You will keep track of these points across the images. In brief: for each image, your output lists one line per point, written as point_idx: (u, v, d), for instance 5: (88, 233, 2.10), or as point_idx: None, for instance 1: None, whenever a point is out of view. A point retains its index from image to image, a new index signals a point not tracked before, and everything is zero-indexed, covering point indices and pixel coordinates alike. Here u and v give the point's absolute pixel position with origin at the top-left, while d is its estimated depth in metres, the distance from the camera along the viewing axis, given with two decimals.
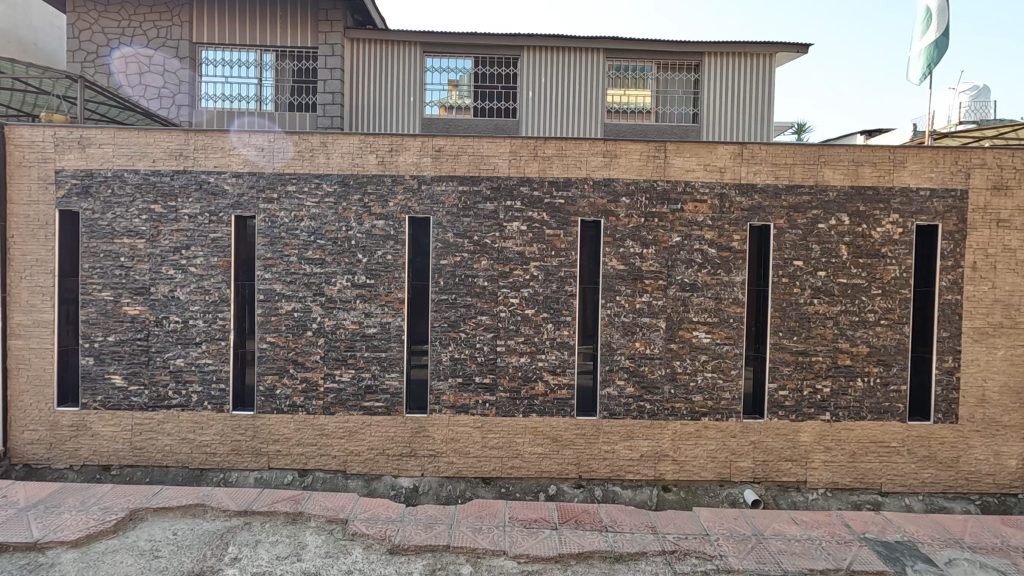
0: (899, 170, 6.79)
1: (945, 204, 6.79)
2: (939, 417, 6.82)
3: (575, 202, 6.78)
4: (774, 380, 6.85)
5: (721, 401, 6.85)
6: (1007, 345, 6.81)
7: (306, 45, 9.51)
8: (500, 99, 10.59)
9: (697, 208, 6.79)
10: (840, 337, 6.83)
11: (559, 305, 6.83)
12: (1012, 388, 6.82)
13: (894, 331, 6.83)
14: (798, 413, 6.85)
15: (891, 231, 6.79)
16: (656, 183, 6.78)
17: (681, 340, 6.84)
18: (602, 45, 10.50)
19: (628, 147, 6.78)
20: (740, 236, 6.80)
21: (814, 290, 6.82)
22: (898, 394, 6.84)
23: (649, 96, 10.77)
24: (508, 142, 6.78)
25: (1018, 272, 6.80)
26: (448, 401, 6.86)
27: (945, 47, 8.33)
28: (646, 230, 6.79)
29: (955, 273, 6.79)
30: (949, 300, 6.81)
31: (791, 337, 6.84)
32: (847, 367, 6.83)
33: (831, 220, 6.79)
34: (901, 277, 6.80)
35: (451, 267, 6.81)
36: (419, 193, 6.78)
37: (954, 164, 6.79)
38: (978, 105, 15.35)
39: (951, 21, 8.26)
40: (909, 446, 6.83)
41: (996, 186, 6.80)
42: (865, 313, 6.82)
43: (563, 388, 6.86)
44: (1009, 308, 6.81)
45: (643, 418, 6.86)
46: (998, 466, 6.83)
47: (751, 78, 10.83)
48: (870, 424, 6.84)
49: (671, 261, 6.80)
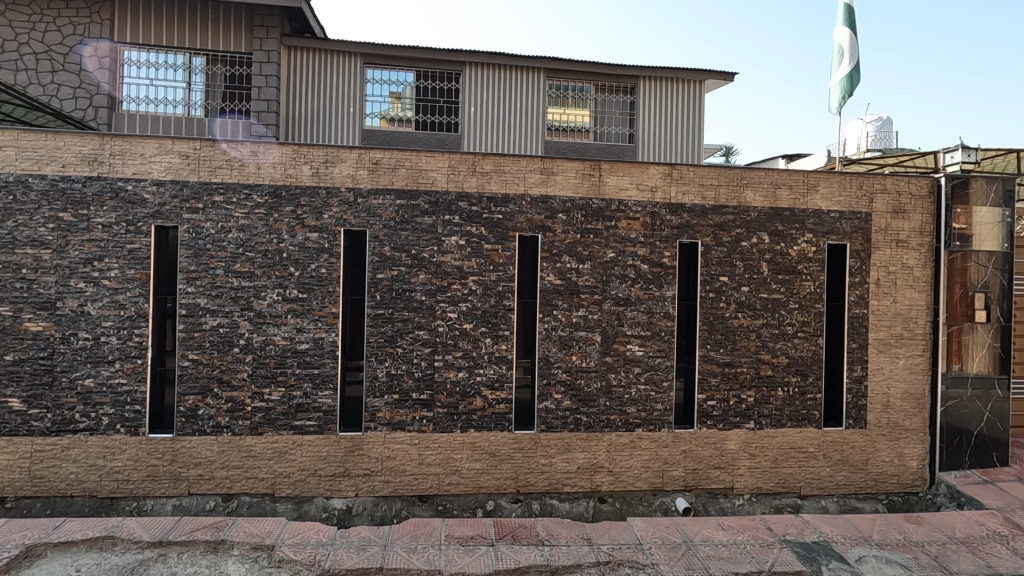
0: (812, 193, 7.32)
1: (852, 225, 7.37)
2: (850, 423, 7.32)
3: (513, 217, 6.87)
4: (703, 390, 7.14)
5: (654, 412, 7.06)
6: (907, 354, 7.43)
7: (239, 51, 9.19)
8: (443, 113, 10.63)
9: (631, 225, 7.04)
10: (762, 348, 7.22)
11: (497, 319, 6.86)
12: (912, 394, 7.43)
13: (810, 343, 7.30)
14: (725, 422, 7.16)
15: (806, 249, 7.29)
16: (591, 201, 6.97)
17: (616, 353, 7.02)
18: (543, 64, 10.75)
19: (564, 165, 6.94)
20: (670, 252, 7.09)
21: (738, 304, 7.20)
22: (814, 402, 7.29)
23: (587, 115, 11.13)
24: (446, 157, 6.79)
25: (915, 288, 7.46)
26: (384, 418, 6.71)
27: (857, 79, 9.11)
28: (582, 246, 6.96)
29: (861, 288, 7.36)
30: (858, 313, 7.36)
31: (718, 349, 7.17)
32: (769, 377, 7.23)
33: (753, 239, 7.21)
34: (815, 292, 7.30)
35: (388, 281, 6.71)
36: (355, 206, 6.66)
37: (860, 188, 7.39)
38: (883, 135, 16.81)
39: (860, 58, 9.12)
40: (825, 451, 7.29)
41: (895, 210, 7.45)
42: (785, 326, 7.26)
43: (501, 403, 6.86)
44: (909, 321, 7.44)
45: (579, 430, 6.96)
46: (902, 467, 7.39)
47: (682, 102, 11.41)
48: (790, 431, 7.25)
49: (606, 276, 7.00)
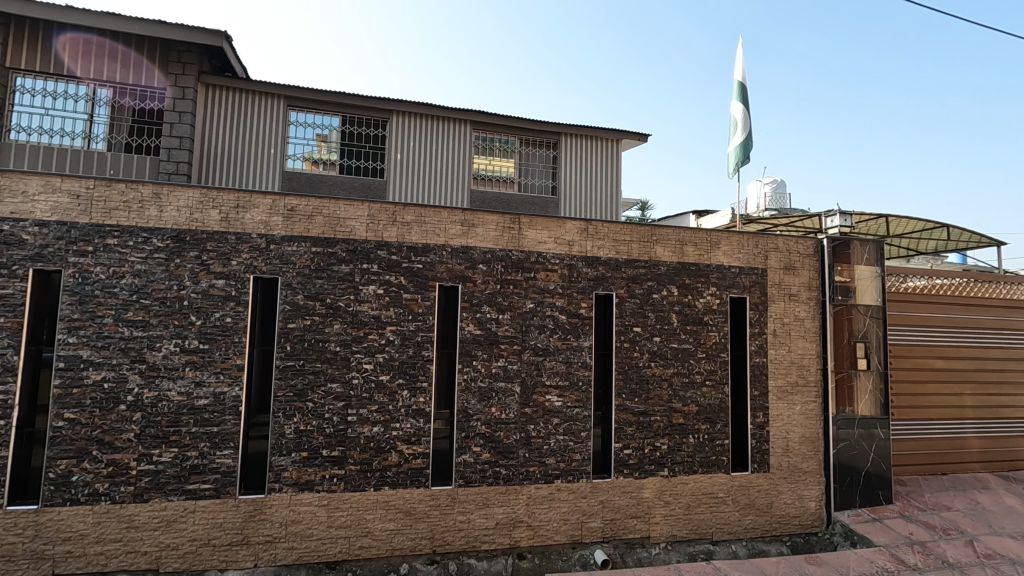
0: (715, 250, 7.88)
1: (750, 280, 7.97)
2: (755, 467, 7.70)
3: (433, 267, 6.86)
4: (619, 439, 7.28)
5: (572, 462, 7.09)
6: (802, 400, 7.99)
7: (151, 85, 8.78)
8: (369, 158, 10.61)
9: (549, 277, 7.23)
10: (674, 397, 7.51)
11: (416, 371, 6.71)
12: (808, 438, 7.96)
13: (717, 391, 7.69)
14: (641, 470, 7.30)
15: (711, 302, 7.78)
16: (511, 253, 7.12)
17: (535, 403, 7.04)
18: (469, 117, 11.07)
19: (485, 217, 7.07)
20: (587, 303, 7.32)
21: (651, 354, 7.49)
22: (722, 448, 7.62)
23: (512, 167, 11.52)
24: (366, 206, 6.72)
25: (807, 339, 8.12)
26: (291, 478, 6.27)
27: (750, 146, 10.07)
28: (502, 296, 7.04)
29: (760, 338, 7.91)
30: (758, 362, 7.87)
31: (632, 398, 7.38)
32: (681, 425, 7.50)
33: (663, 291, 7.61)
34: (720, 342, 7.76)
35: (300, 331, 6.43)
36: (267, 253, 6.40)
37: (756, 247, 8.05)
38: (779, 196, 18.57)
39: (752, 128, 10.13)
40: (733, 495, 7.58)
41: (786, 267, 8.16)
42: (694, 375, 7.61)
43: (418, 457, 6.63)
44: (802, 369, 8.04)
45: (498, 484, 6.83)
46: (802, 508, 7.81)
47: (601, 159, 12.08)
48: (701, 477, 7.50)
49: (525, 326, 7.09)
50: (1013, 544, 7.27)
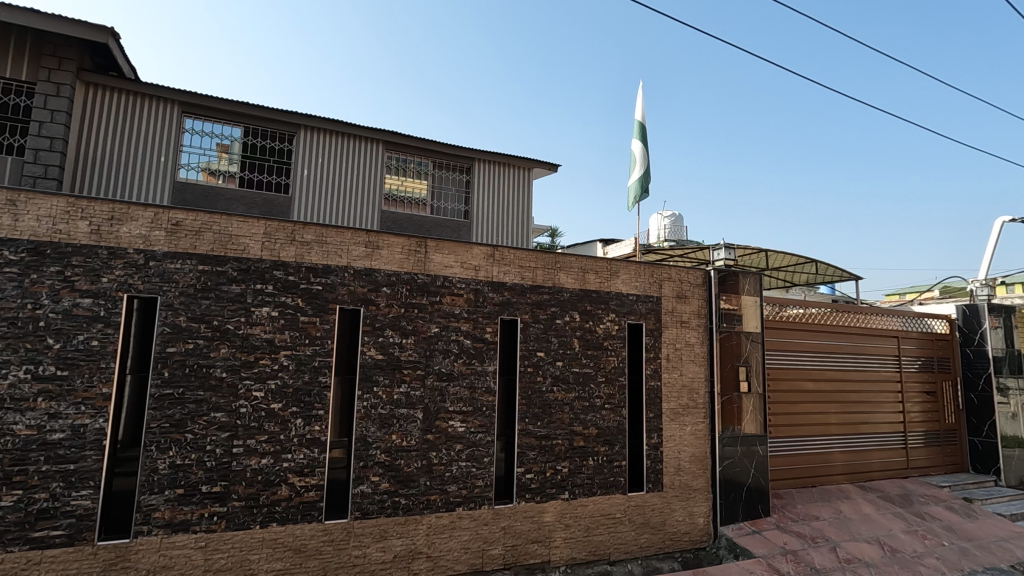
0: (614, 278, 8.27)
1: (646, 307, 8.44)
2: (650, 486, 8.04)
3: (334, 289, 6.62)
4: (521, 464, 7.33)
5: (474, 488, 7.02)
6: (692, 422, 8.50)
7: (17, 78, 7.74)
8: (272, 172, 10.19)
9: (455, 301, 7.22)
10: (575, 420, 7.71)
11: (311, 398, 6.38)
12: (697, 457, 8.45)
13: (615, 414, 7.99)
14: (542, 494, 7.38)
15: (610, 327, 8.13)
16: (416, 276, 7.04)
17: (437, 430, 6.93)
18: (383, 137, 10.94)
19: (391, 240, 6.96)
20: (492, 328, 7.39)
21: (554, 378, 7.66)
22: (620, 469, 7.90)
23: (425, 189, 11.52)
24: (262, 223, 6.38)
25: (697, 363, 8.69)
26: (162, 519, 5.68)
27: (648, 182, 10.76)
28: (406, 320, 6.92)
29: (655, 363, 8.36)
30: (653, 385, 8.30)
31: (535, 422, 7.48)
32: (581, 448, 7.69)
33: (566, 317, 7.85)
34: (619, 366, 8.10)
35: (180, 356, 5.92)
36: (146, 270, 5.87)
37: (651, 276, 8.56)
38: (677, 228, 19.91)
39: (650, 165, 10.84)
40: (629, 515, 7.85)
41: (678, 295, 8.73)
42: (594, 398, 7.87)
43: (311, 490, 6.27)
44: (693, 392, 8.57)
45: (397, 515, 6.60)
46: (692, 525, 8.24)
47: (513, 186, 12.41)
48: (600, 499, 7.71)
49: (429, 351, 7.00)
50: (868, 548, 8.10)
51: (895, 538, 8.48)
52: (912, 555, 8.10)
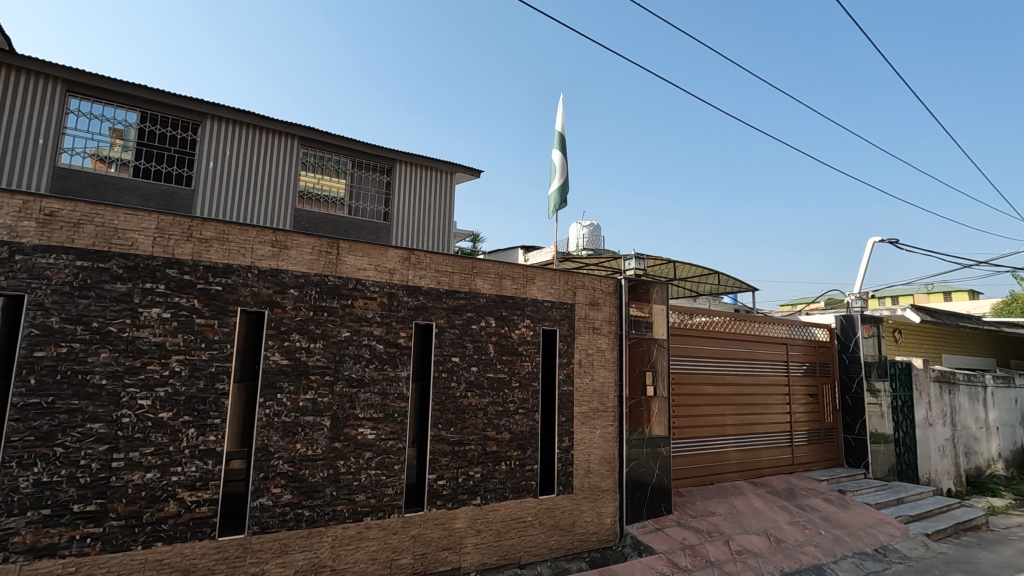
0: (530, 285, 8.42)
1: (560, 314, 8.66)
2: (560, 489, 8.22)
3: (236, 290, 6.24)
4: (433, 470, 7.25)
5: (384, 497, 6.86)
6: (602, 425, 8.80)
7: None
8: (173, 163, 10.07)
9: (367, 305, 7.04)
10: (488, 425, 7.74)
11: (206, 407, 5.96)
12: (606, 458, 8.76)
13: (528, 419, 8.11)
14: (453, 500, 7.33)
15: (525, 333, 8.25)
16: (327, 278, 6.79)
17: (346, 438, 6.70)
18: (298, 133, 11.17)
19: (300, 240, 6.68)
20: (406, 333, 7.27)
21: (468, 383, 7.66)
22: (531, 473, 8.02)
23: (341, 189, 11.93)
24: (154, 217, 5.90)
25: (607, 368, 9.01)
26: (23, 544, 5.06)
27: (567, 192, 11.06)
28: (314, 324, 6.65)
29: (568, 368, 8.59)
30: (566, 390, 8.51)
31: (448, 428, 7.43)
32: (494, 453, 7.74)
33: (482, 322, 7.89)
34: (532, 371, 8.24)
35: (50, 361, 5.32)
36: (11, 265, 5.25)
37: (566, 283, 8.80)
38: (595, 238, 20.59)
39: (569, 176, 11.16)
40: (540, 518, 7.98)
41: (591, 303, 9.04)
42: (507, 403, 7.94)
43: (203, 505, 5.84)
44: (603, 396, 8.87)
45: (299, 528, 6.30)
46: (600, 525, 8.51)
47: (429, 190, 13.11)
48: (511, 503, 7.78)
49: (339, 356, 6.76)
50: (757, 540, 8.74)
51: (780, 529, 9.22)
52: (793, 544, 8.84)
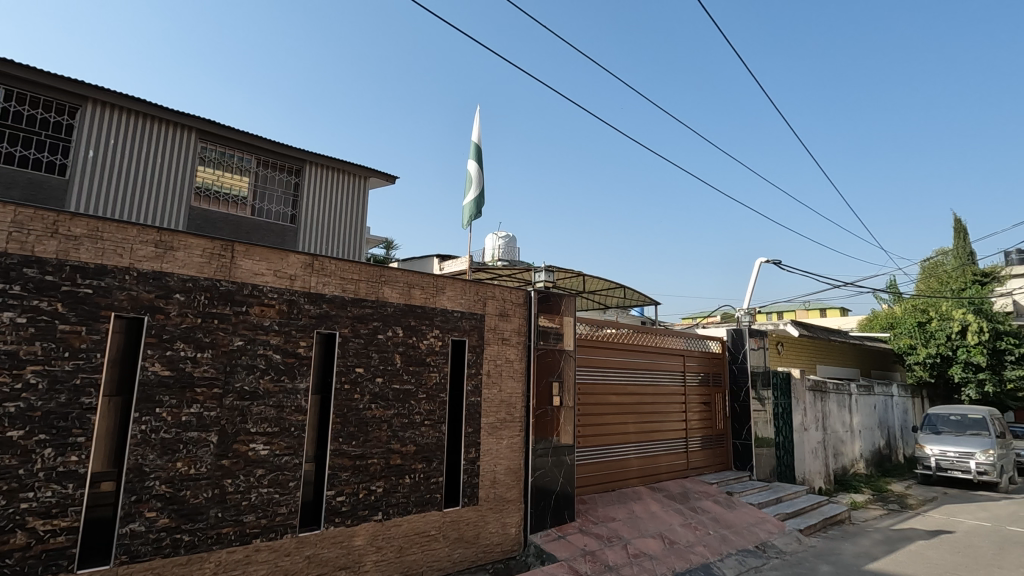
0: (440, 294, 8.36)
1: (470, 324, 8.66)
2: (465, 501, 8.17)
3: (110, 293, 5.65)
4: (332, 486, 6.93)
5: (276, 517, 6.45)
6: (509, 435, 8.86)
7: None
8: (44, 150, 9.21)
9: (264, 312, 6.64)
10: (392, 438, 7.54)
11: (68, 424, 5.32)
12: (512, 469, 8.82)
13: (434, 431, 8.00)
14: (353, 517, 7.04)
15: (434, 343, 8.17)
16: (218, 283, 6.34)
17: (235, 454, 6.25)
18: (196, 125, 10.66)
19: (189, 241, 6.19)
20: (306, 342, 6.94)
21: (372, 395, 7.43)
22: (436, 486, 7.91)
23: (244, 188, 11.48)
24: (11, 209, 5.23)
25: (515, 379, 9.11)
26: None
27: (482, 203, 11.12)
28: (202, 332, 6.17)
29: (476, 378, 8.59)
30: (473, 401, 8.50)
31: (349, 442, 7.15)
32: (398, 466, 7.54)
33: (389, 332, 7.70)
34: (440, 382, 8.16)
35: None
36: None
37: (476, 294, 8.82)
38: (509, 249, 20.88)
39: (484, 187, 11.23)
40: (444, 531, 7.87)
41: (501, 313, 9.12)
42: (413, 415, 7.79)
43: (60, 535, 5.19)
44: (510, 406, 8.95)
45: (177, 555, 5.77)
46: (504, 536, 8.53)
47: (341, 193, 12.89)
48: (414, 517, 7.61)
49: (229, 366, 6.31)
50: (652, 543, 9.16)
51: (674, 532, 9.73)
52: (685, 545, 9.36)
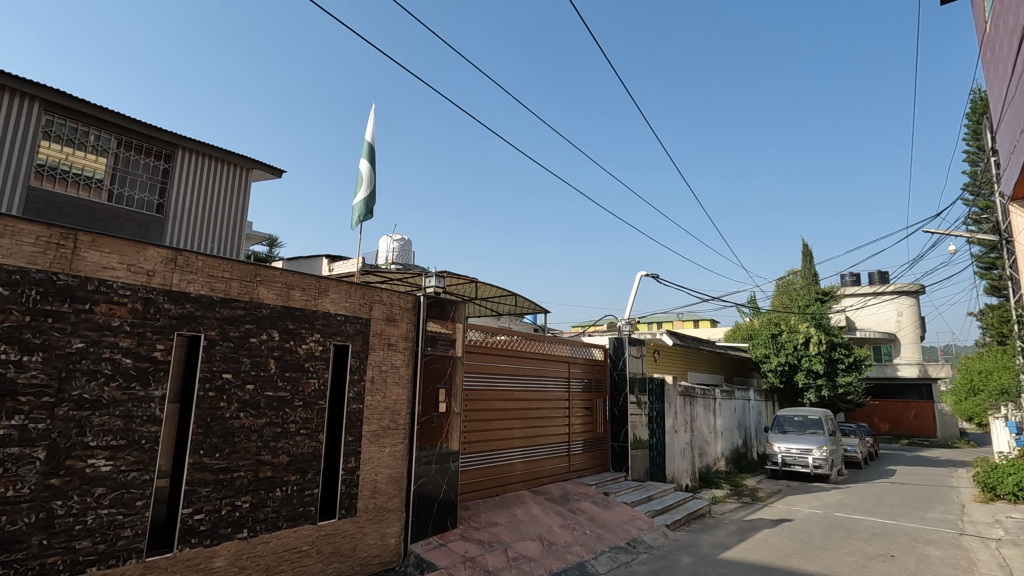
0: (322, 297, 8.00)
1: (354, 328, 8.37)
2: (342, 512, 7.83)
3: None
4: (188, 504, 6.31)
5: (119, 541, 5.75)
6: (391, 443, 8.64)
7: None
8: None
9: (112, 311, 5.92)
10: (263, 449, 7.05)
11: None
12: (394, 477, 8.62)
13: (310, 440, 7.60)
14: (213, 537, 6.46)
15: (313, 348, 7.78)
16: (55, 277, 5.56)
17: (68, 472, 5.49)
18: (41, 95, 9.36)
19: (18, 226, 5.37)
20: (164, 345, 6.29)
21: (241, 403, 6.90)
22: (311, 498, 7.51)
23: (101, 171, 10.22)
24: None
25: (401, 385, 8.92)
26: None
27: (373, 204, 10.81)
28: (31, 332, 5.36)
29: (359, 385, 8.30)
30: (355, 408, 8.20)
31: (212, 454, 6.57)
32: (268, 479, 7.06)
33: (263, 335, 7.21)
34: (319, 389, 7.78)
35: None
36: None
37: (362, 297, 8.55)
38: (404, 252, 20.48)
39: (376, 187, 10.91)
40: (318, 546, 7.49)
41: (388, 318, 8.92)
42: (287, 424, 7.34)
43: None
44: (394, 413, 8.75)
45: None
46: (383, 547, 8.29)
47: (218, 184, 11.93)
48: (285, 532, 7.15)
49: (66, 371, 5.54)
50: (531, 545, 9.39)
51: (553, 533, 10.05)
52: (562, 546, 9.70)
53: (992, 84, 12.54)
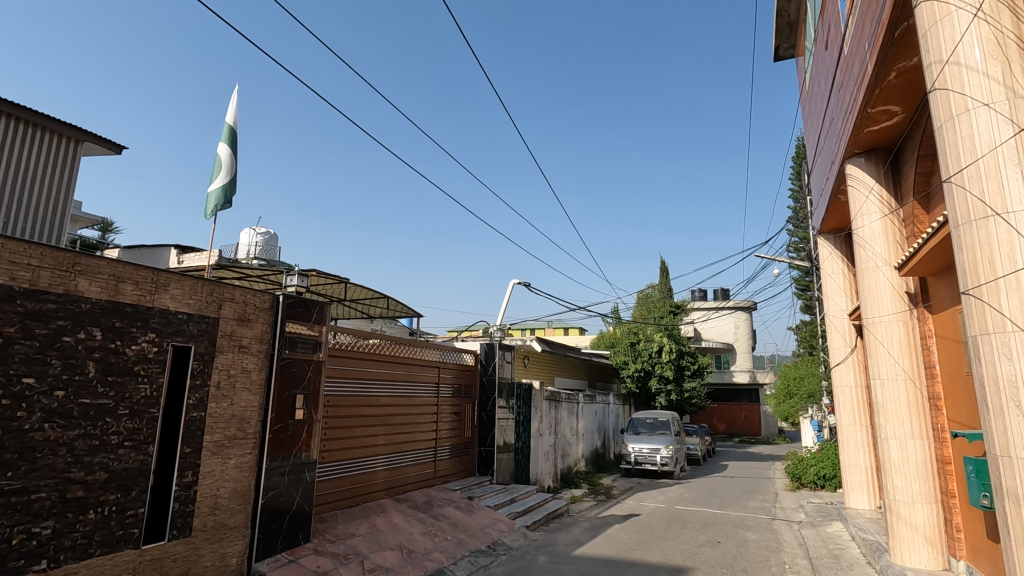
0: (160, 292, 7.15)
1: (198, 329, 7.58)
2: (173, 533, 7.02)
3: None
4: None
5: None
6: (237, 454, 7.93)
7: None
8: None
9: None
10: (74, 465, 6.09)
11: None
12: (239, 491, 7.91)
13: (137, 454, 6.71)
14: None
15: (145, 349, 6.90)
16: None
17: None
18: None
19: None
20: None
21: (46, 413, 5.91)
22: (135, 519, 6.64)
23: None
24: None
25: (251, 391, 8.24)
26: None
27: (233, 192, 9.93)
28: None
29: (201, 391, 7.52)
30: (195, 417, 7.41)
31: (2, 474, 5.54)
32: (78, 500, 6.12)
33: (79, 334, 6.24)
34: (151, 396, 6.93)
35: None
36: None
37: (209, 294, 7.79)
38: (268, 247, 19.05)
39: (237, 173, 10.02)
40: (140, 572, 6.63)
41: (240, 318, 8.20)
42: (108, 436, 6.43)
43: None
44: (243, 421, 8.05)
45: None
46: (222, 568, 7.57)
47: (36, 154, 10.14)
48: (98, 560, 6.23)
49: None
50: (390, 555, 9.15)
51: (413, 541, 9.89)
52: (422, 554, 9.58)
53: (808, 134, 14.78)
